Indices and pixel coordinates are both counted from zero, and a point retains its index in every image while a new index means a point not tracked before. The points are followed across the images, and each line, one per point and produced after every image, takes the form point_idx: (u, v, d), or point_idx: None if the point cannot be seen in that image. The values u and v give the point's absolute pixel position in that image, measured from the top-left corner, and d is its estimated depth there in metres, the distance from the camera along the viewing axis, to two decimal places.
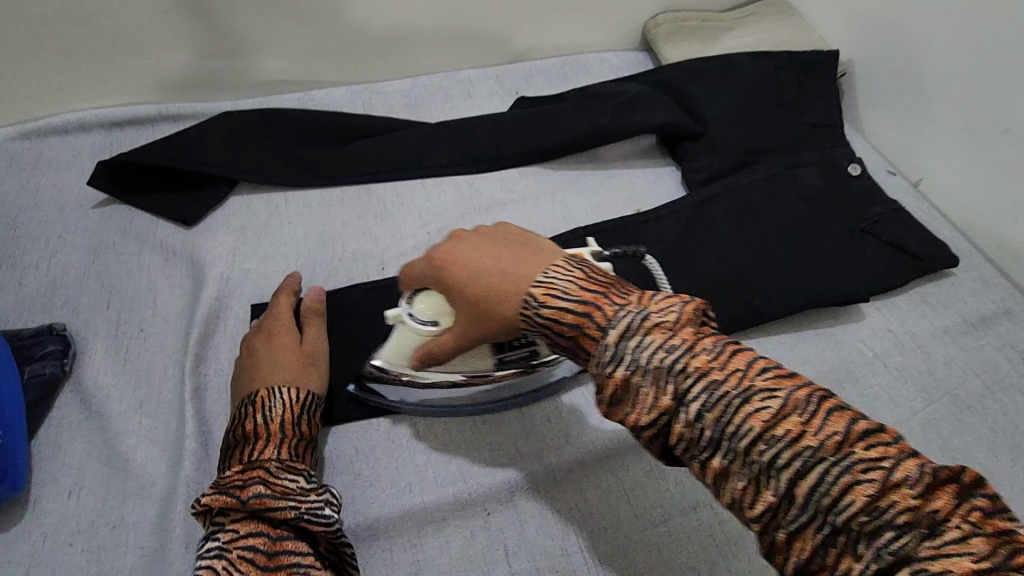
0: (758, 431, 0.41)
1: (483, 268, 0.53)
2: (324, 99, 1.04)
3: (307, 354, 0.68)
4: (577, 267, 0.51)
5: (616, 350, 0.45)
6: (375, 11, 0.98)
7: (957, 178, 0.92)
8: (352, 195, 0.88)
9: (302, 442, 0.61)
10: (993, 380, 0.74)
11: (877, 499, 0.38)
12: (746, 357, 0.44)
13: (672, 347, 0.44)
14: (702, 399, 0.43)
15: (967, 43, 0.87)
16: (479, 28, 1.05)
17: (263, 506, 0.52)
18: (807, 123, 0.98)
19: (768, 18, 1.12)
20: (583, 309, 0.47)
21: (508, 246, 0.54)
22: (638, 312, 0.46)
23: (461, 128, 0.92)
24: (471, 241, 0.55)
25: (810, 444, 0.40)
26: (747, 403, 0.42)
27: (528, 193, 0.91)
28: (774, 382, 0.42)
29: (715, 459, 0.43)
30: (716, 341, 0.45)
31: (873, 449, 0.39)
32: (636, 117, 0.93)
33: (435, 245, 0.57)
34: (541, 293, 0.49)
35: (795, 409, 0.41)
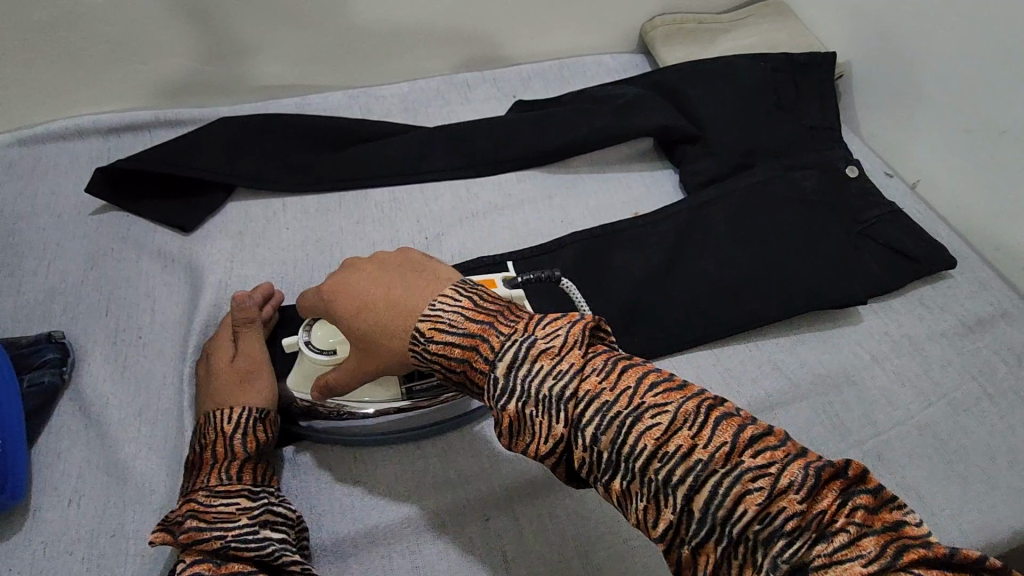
0: (651, 449, 0.44)
1: (368, 303, 0.56)
2: (322, 103, 1.04)
3: (242, 371, 0.65)
4: (464, 296, 0.54)
5: (507, 381, 0.47)
6: (372, 16, 0.98)
7: (954, 180, 0.92)
8: (350, 200, 0.88)
9: (236, 460, 0.59)
10: (991, 382, 0.74)
11: (766, 507, 0.41)
12: (636, 374, 0.47)
13: (560, 372, 0.47)
14: (597, 422, 0.46)
15: (963, 44, 0.87)
16: (477, 31, 1.05)
17: (190, 540, 0.52)
18: (805, 125, 0.98)
19: (765, 20, 1.12)
20: (469, 342, 0.51)
21: (397, 279, 0.57)
22: (528, 338, 0.48)
23: (459, 133, 0.92)
24: (362, 275, 0.59)
25: (701, 458, 0.43)
26: (639, 421, 0.45)
27: (525, 197, 0.91)
28: (662, 398, 0.45)
29: (616, 480, 0.46)
30: (607, 359, 0.48)
31: (760, 457, 0.42)
32: (633, 121, 0.93)
33: (330, 279, 0.61)
34: (427, 327, 0.52)
35: (685, 422, 0.44)
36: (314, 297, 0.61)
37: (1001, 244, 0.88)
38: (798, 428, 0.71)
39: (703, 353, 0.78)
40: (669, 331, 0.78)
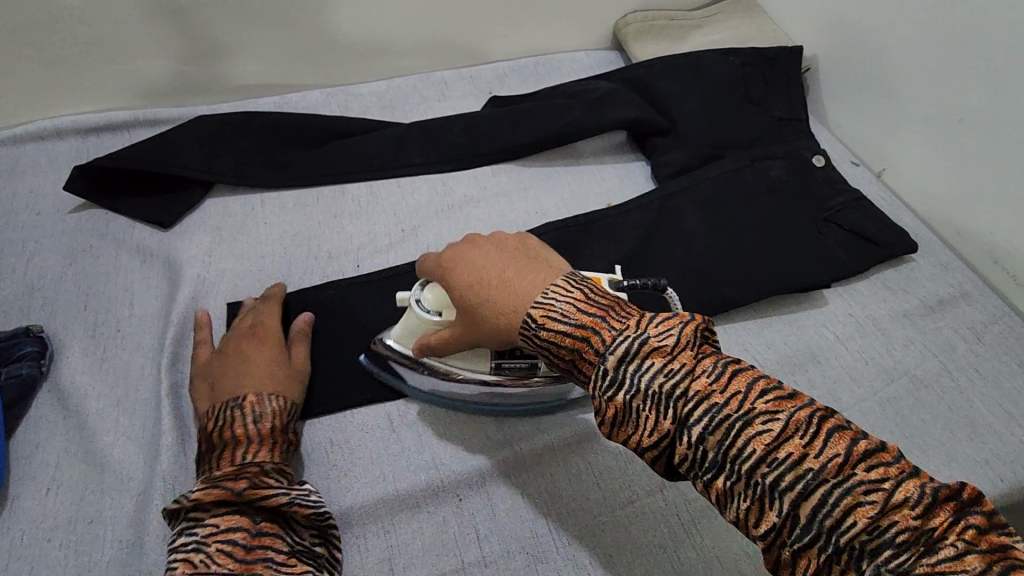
0: (760, 453, 0.45)
1: (487, 282, 0.59)
2: (300, 101, 1.05)
3: (292, 368, 0.69)
4: (577, 288, 0.56)
5: (616, 374, 0.50)
6: (347, 15, 1.00)
7: (916, 167, 0.95)
8: (328, 195, 0.90)
9: (288, 446, 0.63)
10: (950, 360, 0.76)
11: (878, 520, 0.41)
12: (746, 380, 0.48)
13: (672, 371, 0.48)
14: (704, 422, 0.47)
15: (920, 36, 0.90)
16: (452, 30, 1.07)
17: (257, 497, 0.54)
18: (773, 117, 1.01)
19: (734, 16, 1.15)
20: (580, 333, 0.53)
21: (514, 262, 0.59)
22: (641, 335, 0.50)
23: (434, 129, 0.94)
24: (483, 254, 0.61)
25: (812, 465, 0.43)
26: (749, 425, 0.46)
27: (501, 189, 0.93)
28: (775, 405, 0.46)
29: (718, 479, 0.46)
30: (717, 362, 0.49)
31: (874, 470, 0.43)
32: (605, 114, 0.95)
33: (446, 257, 0.63)
34: (539, 314, 0.55)
35: (797, 430, 0.45)
36: (432, 262, 0.64)
37: (962, 229, 0.91)
38: None
39: None
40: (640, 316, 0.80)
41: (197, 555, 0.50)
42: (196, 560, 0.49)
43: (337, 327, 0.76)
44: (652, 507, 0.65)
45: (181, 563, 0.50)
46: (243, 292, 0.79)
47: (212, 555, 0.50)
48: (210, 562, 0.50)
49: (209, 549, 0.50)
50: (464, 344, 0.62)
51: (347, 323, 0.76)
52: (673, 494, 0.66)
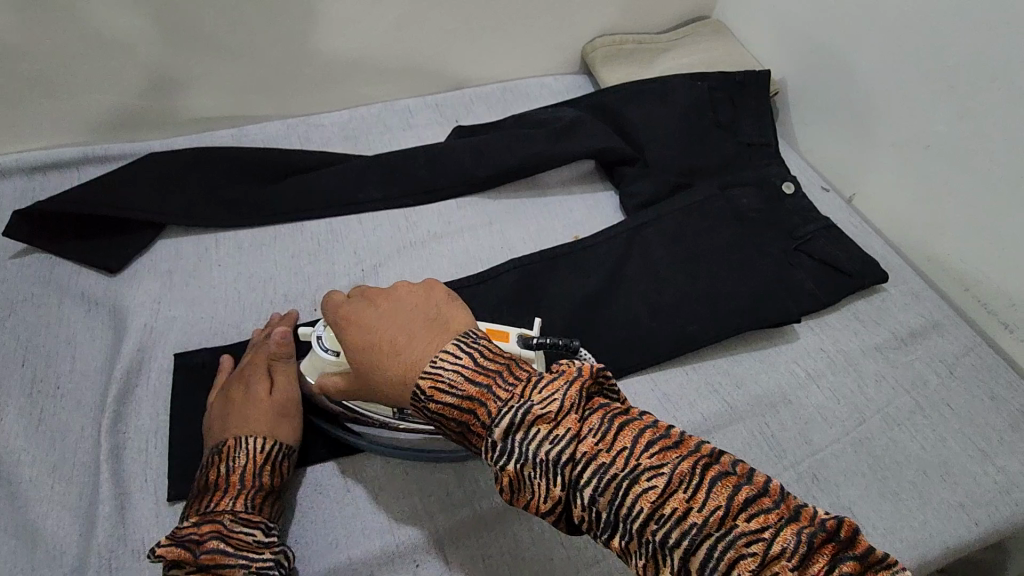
0: (647, 511, 0.45)
1: (379, 347, 0.57)
2: (259, 134, 1.02)
3: (278, 405, 0.65)
4: (465, 352, 0.53)
5: (506, 446, 0.48)
6: (306, 44, 0.97)
7: (885, 192, 0.94)
8: (286, 233, 0.87)
9: (262, 494, 0.60)
10: (923, 395, 0.75)
11: (758, 570, 0.42)
12: (630, 436, 0.47)
13: (557, 438, 0.47)
14: (594, 485, 0.46)
15: (885, 61, 0.89)
16: (416, 57, 1.05)
17: (215, 563, 0.53)
18: (742, 143, 0.99)
19: (703, 39, 1.14)
20: (468, 404, 0.51)
21: (408, 323, 0.57)
22: (523, 404, 0.48)
23: (396, 162, 0.91)
24: (379, 312, 0.59)
25: (695, 521, 0.43)
26: (635, 483, 0.46)
27: (465, 224, 0.91)
28: (658, 460, 0.46)
29: (614, 538, 0.46)
30: (603, 418, 0.48)
31: (752, 520, 0.43)
32: (571, 144, 0.94)
33: (344, 313, 0.61)
34: (426, 386, 0.53)
35: (680, 484, 0.45)
36: (332, 310, 0.62)
37: (932, 255, 0.90)
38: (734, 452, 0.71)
39: (641, 378, 0.78)
40: (607, 355, 0.78)
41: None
42: None
43: None
44: (617, 564, 0.63)
45: None
46: (193, 341, 0.75)
47: None
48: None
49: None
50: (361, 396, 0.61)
51: None
52: None
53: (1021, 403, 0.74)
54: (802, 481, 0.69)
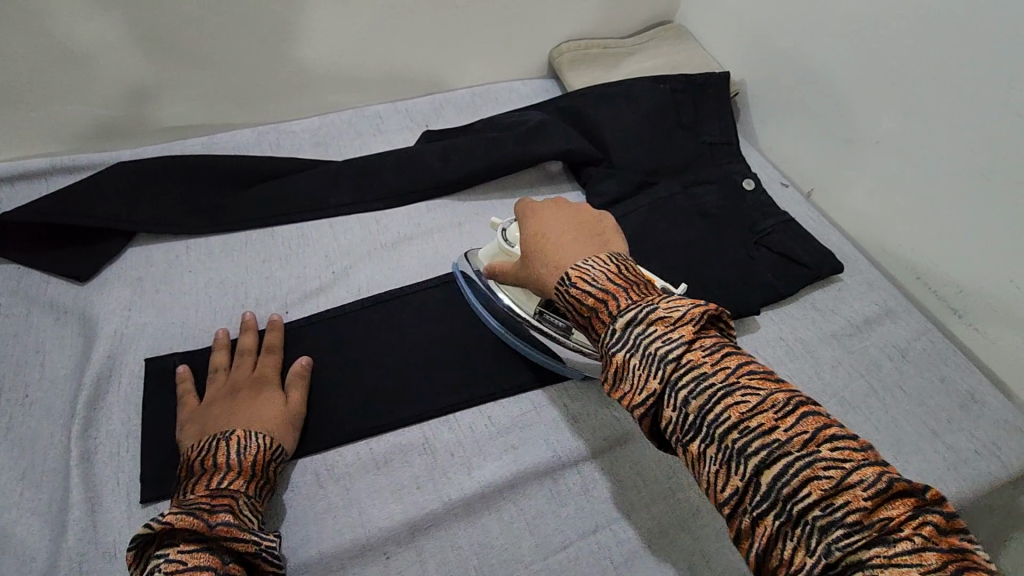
0: (733, 420, 0.48)
1: (549, 236, 0.66)
2: (229, 141, 1.02)
3: (290, 413, 0.68)
4: (614, 262, 0.61)
5: (624, 335, 0.55)
6: (277, 53, 0.99)
7: (840, 186, 0.97)
8: (256, 239, 0.88)
9: (266, 484, 0.62)
10: (876, 378, 0.78)
11: (831, 496, 0.43)
12: (736, 360, 0.51)
13: (670, 339, 0.53)
14: (690, 388, 0.50)
15: (834, 61, 0.93)
16: (385, 64, 1.07)
17: (228, 535, 0.54)
18: (704, 142, 1.03)
19: (665, 43, 1.17)
20: (603, 295, 0.58)
21: (573, 234, 0.65)
22: (647, 307, 0.55)
23: (365, 167, 0.93)
24: (556, 215, 0.68)
25: (779, 437, 0.46)
26: (729, 395, 0.49)
27: (434, 226, 0.92)
28: (758, 382, 0.49)
29: (695, 442, 0.49)
30: (715, 343, 0.53)
31: (838, 452, 0.44)
32: (538, 146, 0.96)
33: (528, 214, 0.70)
34: (575, 274, 0.60)
35: (772, 406, 0.48)
36: (522, 205, 0.72)
37: (884, 245, 0.93)
38: None
39: None
40: None
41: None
42: None
43: None
44: (586, 549, 0.64)
45: None
46: (163, 347, 0.76)
47: None
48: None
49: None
50: (517, 281, 0.70)
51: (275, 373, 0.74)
52: (605, 536, 0.65)
53: (968, 384, 0.78)
54: None
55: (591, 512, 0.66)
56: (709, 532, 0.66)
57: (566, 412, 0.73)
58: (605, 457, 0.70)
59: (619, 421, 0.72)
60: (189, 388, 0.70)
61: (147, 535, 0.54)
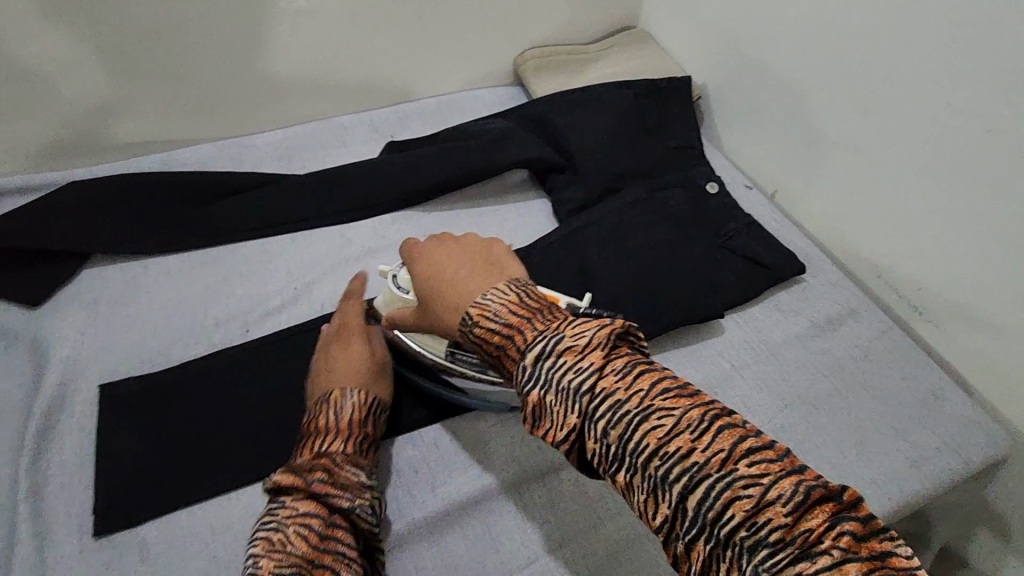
0: (653, 447, 0.46)
1: (443, 272, 0.64)
2: (187, 156, 1.00)
3: (375, 366, 0.71)
4: (513, 291, 0.58)
5: (535, 372, 0.51)
6: (235, 66, 0.97)
7: (802, 187, 0.98)
8: (216, 257, 0.86)
9: (365, 442, 0.65)
10: (840, 379, 0.79)
11: (753, 515, 0.42)
12: (649, 378, 0.49)
13: (581, 368, 0.50)
14: (607, 418, 0.48)
15: (790, 64, 0.94)
16: (346, 75, 1.06)
17: (325, 490, 0.58)
18: (669, 146, 1.03)
19: (629, 48, 1.18)
20: (507, 330, 0.55)
21: (469, 266, 0.63)
22: (554, 337, 0.52)
23: (329, 180, 0.92)
24: (449, 249, 0.66)
25: (698, 460, 0.45)
26: (645, 421, 0.47)
27: (399, 238, 0.91)
28: (671, 402, 0.47)
29: (620, 474, 0.48)
30: (626, 362, 0.51)
31: (755, 467, 0.44)
32: (502, 154, 0.96)
33: (423, 251, 0.68)
34: (475, 312, 0.58)
35: (688, 426, 0.46)
36: (407, 247, 0.70)
37: (847, 245, 0.93)
38: None
39: None
40: None
41: (275, 533, 0.54)
42: (276, 539, 0.53)
43: (224, 401, 0.73)
44: (553, 563, 0.63)
45: (262, 540, 0.53)
46: (119, 372, 0.74)
47: (289, 536, 0.54)
48: (288, 542, 0.53)
49: (287, 530, 0.54)
50: (420, 324, 0.69)
51: (236, 394, 0.73)
52: (572, 549, 0.64)
53: (929, 381, 0.79)
54: None
55: (558, 525, 0.66)
56: None
57: None
58: (573, 469, 0.69)
59: None
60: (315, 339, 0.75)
61: (266, 488, 0.59)
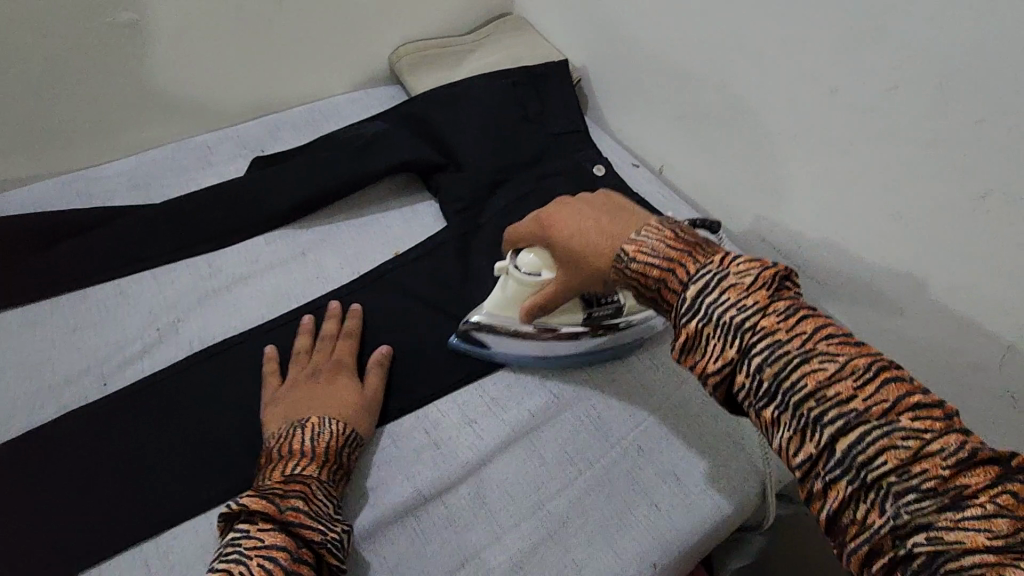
0: (810, 388, 0.44)
1: (580, 225, 0.60)
2: (23, 196, 0.88)
3: (364, 397, 0.69)
4: (668, 227, 0.55)
5: (696, 303, 0.49)
6: (64, 91, 0.88)
7: (685, 160, 0.98)
8: (63, 306, 0.77)
9: (341, 470, 0.63)
10: None
11: (908, 464, 0.40)
12: (814, 324, 0.46)
13: (745, 305, 0.47)
14: (765, 354, 0.45)
15: (656, 41, 0.94)
16: (202, 89, 0.98)
17: (297, 520, 0.54)
18: (554, 131, 1.01)
19: (505, 35, 1.15)
20: (668, 264, 0.52)
21: (603, 215, 0.59)
22: (716, 269, 0.50)
23: (188, 207, 0.85)
24: (572, 205, 0.62)
25: (857, 407, 0.42)
26: (806, 362, 0.44)
27: (273, 261, 0.84)
28: (837, 348, 0.44)
29: (768, 409, 0.45)
30: (790, 305, 0.47)
31: (918, 421, 0.41)
32: (378, 158, 0.91)
33: (542, 209, 0.64)
34: (632, 250, 0.54)
35: (851, 373, 0.43)
36: (529, 218, 0.66)
37: (732, 213, 0.94)
38: (563, 442, 0.69)
39: (469, 388, 0.73)
40: (432, 367, 0.74)
41: (236, 567, 0.50)
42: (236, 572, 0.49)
43: (83, 466, 0.66)
44: None
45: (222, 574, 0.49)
46: None
47: (253, 569, 0.49)
48: None
49: (249, 563, 0.50)
50: (562, 286, 0.64)
51: (95, 455, 0.66)
52: (476, 566, 0.61)
53: None
54: (631, 453, 0.68)
55: (464, 541, 0.62)
56: (580, 537, 0.63)
57: (426, 440, 0.69)
58: (469, 482, 0.66)
59: (480, 440, 0.68)
60: (275, 367, 0.72)
61: (231, 514, 0.55)
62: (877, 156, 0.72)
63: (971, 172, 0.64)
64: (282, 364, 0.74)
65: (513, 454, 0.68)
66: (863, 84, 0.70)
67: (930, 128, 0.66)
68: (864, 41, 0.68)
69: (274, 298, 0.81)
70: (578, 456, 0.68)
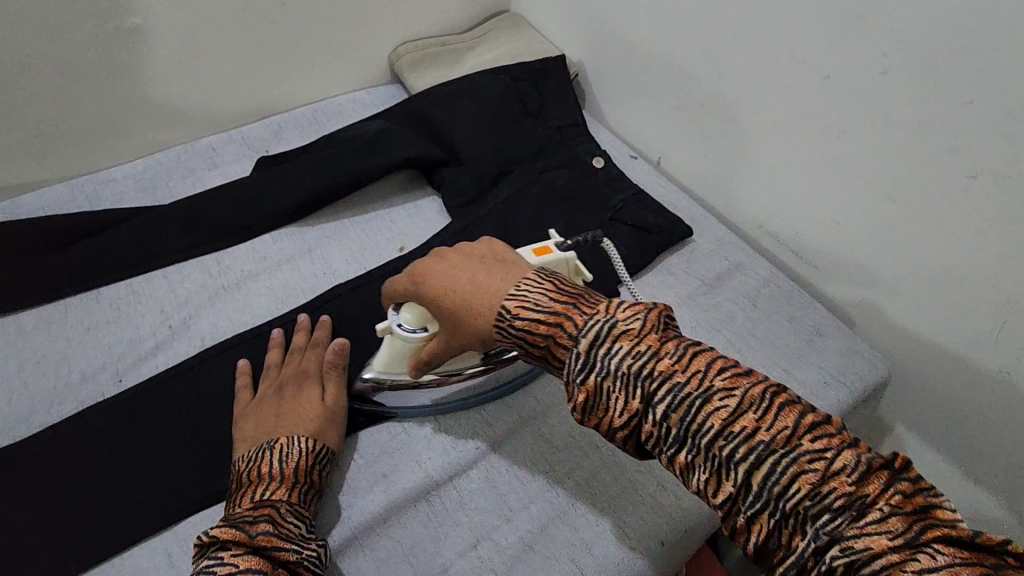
0: (717, 427, 0.44)
1: (455, 281, 0.56)
2: (33, 200, 0.90)
3: (330, 408, 0.68)
4: (547, 279, 0.54)
5: (587, 358, 0.48)
6: (70, 98, 0.89)
7: (682, 152, 1.00)
8: (77, 305, 0.79)
9: (311, 489, 0.62)
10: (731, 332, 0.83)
11: (817, 486, 0.41)
12: (707, 360, 0.46)
13: (640, 352, 0.47)
14: (668, 400, 0.45)
15: (653, 35, 0.95)
16: (206, 92, 1.00)
17: (270, 544, 0.55)
18: (553, 125, 1.02)
19: (503, 32, 1.16)
20: (553, 319, 0.50)
21: (478, 271, 0.56)
22: (603, 320, 0.49)
23: (196, 207, 0.86)
24: (452, 257, 0.58)
25: (762, 439, 0.43)
26: (708, 402, 0.45)
27: (281, 258, 0.86)
28: (730, 381, 0.45)
29: (681, 454, 0.45)
30: (680, 344, 0.48)
31: (817, 442, 0.42)
32: (381, 155, 0.92)
33: (417, 261, 0.61)
34: (513, 305, 0.52)
35: (750, 406, 0.44)
36: (404, 274, 0.62)
37: (732, 202, 0.95)
38: (567, 428, 0.70)
39: None
40: None
41: None
42: None
43: (103, 460, 0.68)
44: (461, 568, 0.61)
45: None
46: None
47: None
48: None
49: None
50: (444, 343, 0.60)
51: (114, 450, 0.68)
52: (486, 548, 0.62)
53: (812, 320, 0.84)
54: None
55: (477, 522, 0.64)
56: (590, 516, 0.64)
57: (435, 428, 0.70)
58: (478, 467, 0.67)
59: (488, 427, 0.70)
60: (247, 382, 0.72)
61: (201, 545, 0.55)
62: (871, 142, 0.73)
63: (965, 154, 0.65)
64: (256, 377, 0.74)
65: (519, 441, 0.69)
66: (856, 70, 0.72)
67: (921, 111, 0.68)
68: (857, 29, 0.70)
69: (284, 293, 0.83)
70: (583, 441, 0.69)
